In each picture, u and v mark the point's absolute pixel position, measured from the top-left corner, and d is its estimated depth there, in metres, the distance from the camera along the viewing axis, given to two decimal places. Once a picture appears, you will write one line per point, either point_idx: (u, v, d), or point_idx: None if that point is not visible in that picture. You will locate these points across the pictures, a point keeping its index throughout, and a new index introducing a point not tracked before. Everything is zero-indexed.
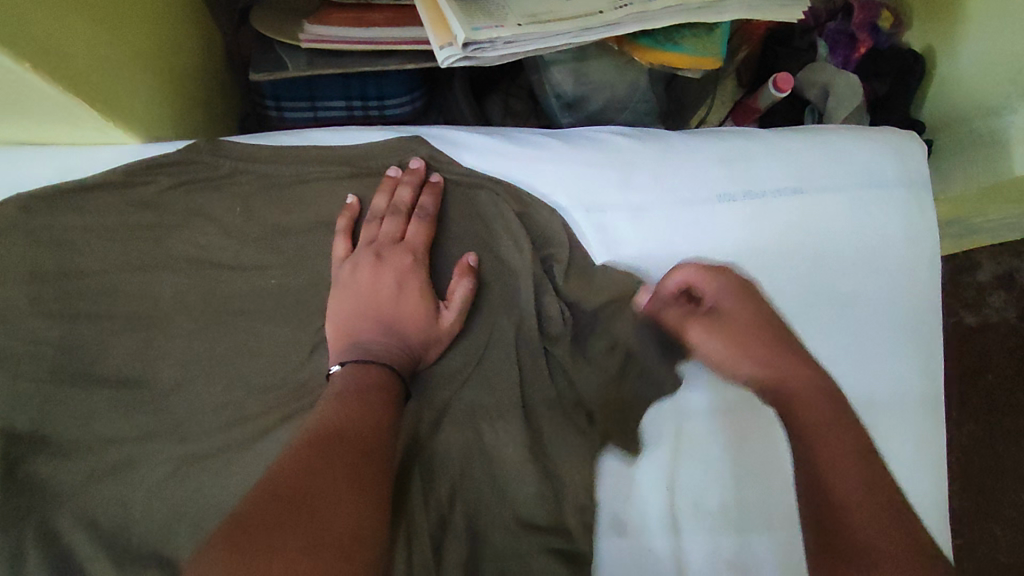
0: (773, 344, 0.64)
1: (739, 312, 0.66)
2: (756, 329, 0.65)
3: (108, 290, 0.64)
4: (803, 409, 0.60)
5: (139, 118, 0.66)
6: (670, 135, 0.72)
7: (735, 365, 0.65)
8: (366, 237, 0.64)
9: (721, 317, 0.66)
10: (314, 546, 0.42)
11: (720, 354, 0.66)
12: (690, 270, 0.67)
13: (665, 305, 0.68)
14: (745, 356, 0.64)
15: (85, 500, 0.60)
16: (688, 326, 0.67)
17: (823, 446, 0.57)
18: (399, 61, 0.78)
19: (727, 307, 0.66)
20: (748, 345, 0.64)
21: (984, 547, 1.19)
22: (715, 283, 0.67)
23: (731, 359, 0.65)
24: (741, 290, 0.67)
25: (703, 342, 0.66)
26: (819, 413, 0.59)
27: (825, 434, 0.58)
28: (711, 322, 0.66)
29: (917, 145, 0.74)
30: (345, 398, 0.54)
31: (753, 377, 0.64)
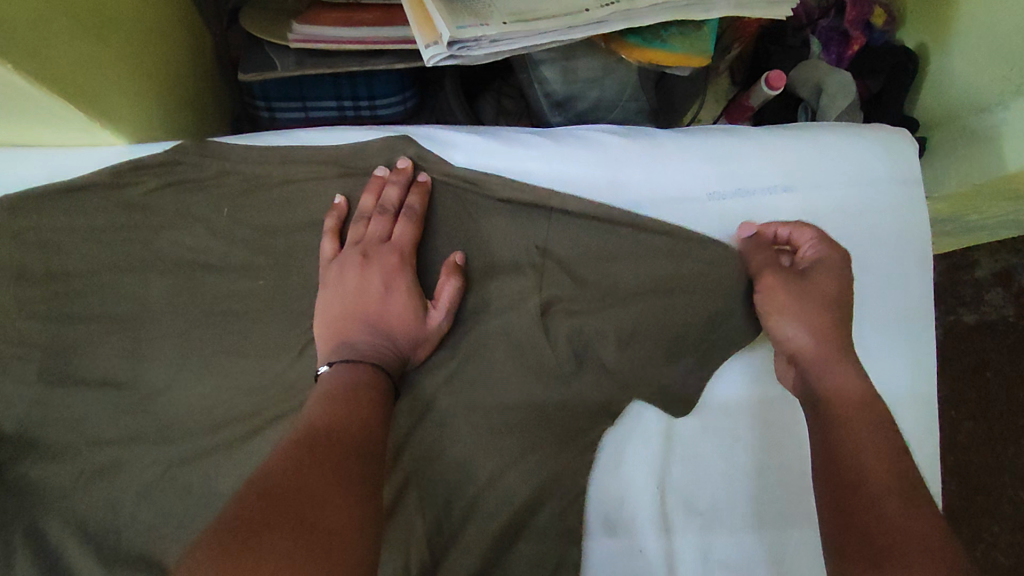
0: (829, 322, 0.65)
1: (828, 279, 0.66)
2: (831, 301, 0.66)
3: (96, 292, 0.64)
4: (845, 402, 0.61)
5: (126, 119, 0.66)
6: (661, 132, 0.71)
7: (780, 321, 0.66)
8: (354, 237, 0.64)
9: (815, 280, 0.66)
10: (303, 544, 0.41)
11: (778, 305, 0.65)
12: (810, 236, 0.68)
13: (756, 249, 0.67)
14: (799, 318, 0.65)
15: (72, 502, 0.60)
16: (766, 271, 0.66)
17: (851, 449, 0.58)
18: (388, 61, 0.77)
19: (818, 274, 0.66)
20: (808, 306, 0.65)
21: (981, 545, 1.19)
22: (826, 256, 0.67)
23: (782, 315, 0.65)
24: (836, 267, 0.67)
25: (773, 289, 0.66)
26: (851, 414, 0.60)
27: (855, 440, 0.58)
28: (790, 275, 0.66)
29: (910, 142, 0.74)
30: (333, 399, 0.54)
31: (804, 348, 0.65)
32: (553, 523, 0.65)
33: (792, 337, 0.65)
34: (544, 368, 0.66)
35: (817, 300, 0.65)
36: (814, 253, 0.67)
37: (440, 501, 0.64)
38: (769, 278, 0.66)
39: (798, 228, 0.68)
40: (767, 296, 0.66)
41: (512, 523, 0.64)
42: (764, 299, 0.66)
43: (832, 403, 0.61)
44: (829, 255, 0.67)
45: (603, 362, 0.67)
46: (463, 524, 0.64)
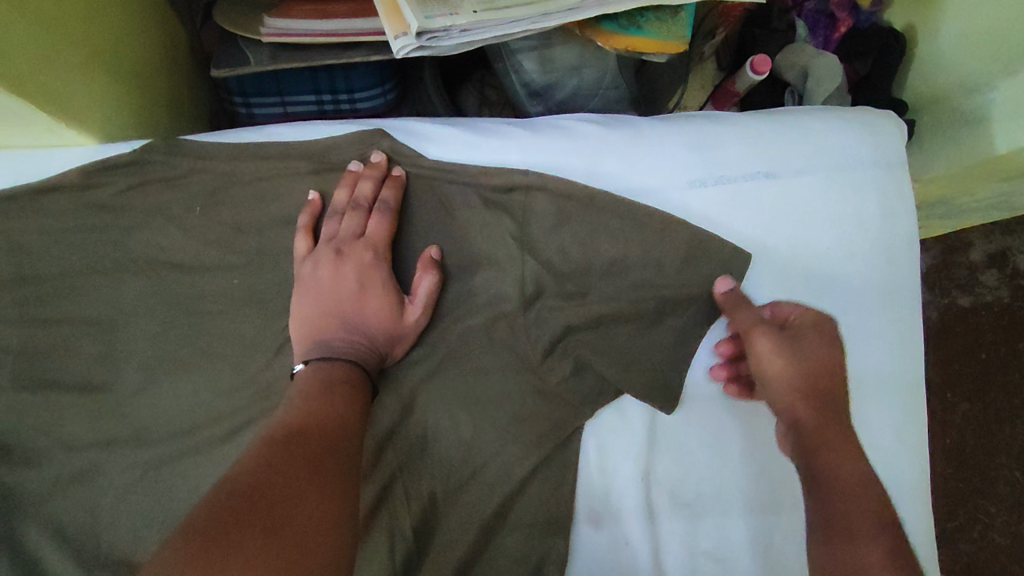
0: (818, 386, 0.63)
1: (814, 345, 0.64)
2: (818, 365, 0.63)
3: (69, 294, 0.64)
4: (838, 459, 0.59)
5: (95, 118, 0.65)
6: (639, 119, 0.70)
7: (773, 388, 0.64)
8: (328, 233, 0.63)
9: (800, 347, 0.63)
10: (273, 543, 0.40)
11: (775, 371, 0.63)
12: (794, 309, 0.65)
13: (739, 305, 0.64)
14: (793, 384, 0.63)
15: (49, 506, 0.60)
16: (753, 331, 0.64)
17: (834, 466, 0.59)
18: (363, 53, 0.75)
19: (805, 339, 0.63)
20: (796, 372, 0.63)
21: (977, 525, 1.18)
22: (813, 320, 0.64)
23: (776, 380, 0.63)
24: (824, 334, 0.64)
25: (764, 356, 0.63)
26: (843, 451, 0.60)
27: (851, 492, 0.57)
28: (779, 338, 0.63)
29: (894, 125, 0.73)
30: (309, 395, 0.54)
31: (796, 416, 0.63)
32: (537, 516, 0.65)
33: (781, 402, 0.63)
34: (526, 362, 0.65)
35: (807, 369, 0.63)
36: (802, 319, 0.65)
37: (422, 497, 0.63)
38: (760, 340, 0.63)
39: (779, 303, 0.66)
40: (761, 361, 0.63)
41: (494, 517, 0.64)
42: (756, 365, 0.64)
43: (828, 460, 0.59)
44: (815, 319, 0.64)
45: (586, 354, 0.66)
46: (445, 519, 0.63)
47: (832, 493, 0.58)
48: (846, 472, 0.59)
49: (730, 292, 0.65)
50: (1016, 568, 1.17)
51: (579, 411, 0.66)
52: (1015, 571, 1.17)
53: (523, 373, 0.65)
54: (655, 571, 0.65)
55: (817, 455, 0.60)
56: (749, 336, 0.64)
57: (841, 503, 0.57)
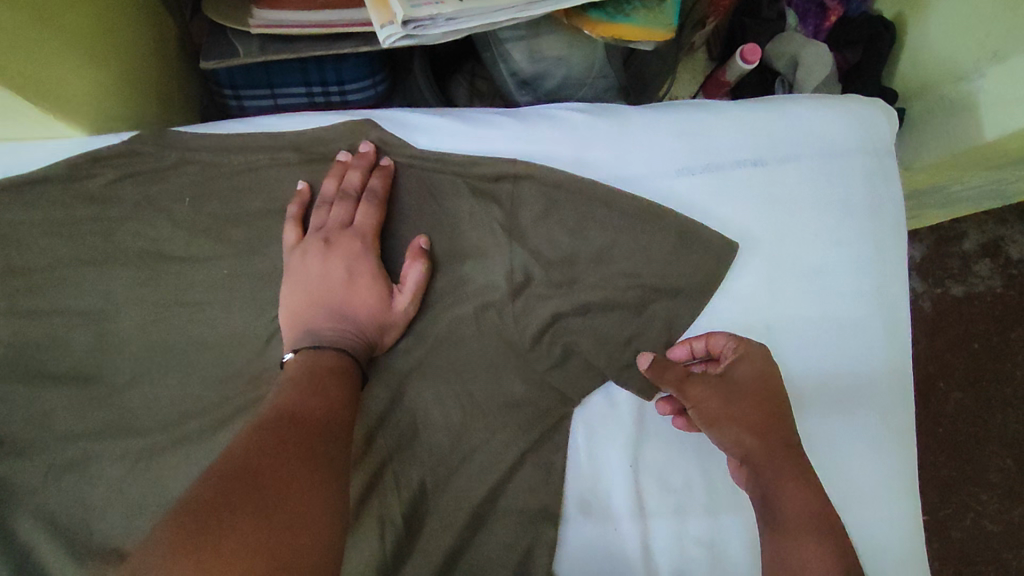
0: (763, 422, 0.60)
1: (751, 379, 0.61)
2: (749, 401, 0.60)
3: (59, 286, 0.64)
4: (788, 492, 0.57)
5: (84, 110, 0.65)
6: (627, 108, 0.70)
7: (716, 427, 0.61)
8: (317, 222, 0.63)
9: (736, 388, 0.61)
10: (263, 525, 0.41)
11: (712, 411, 0.61)
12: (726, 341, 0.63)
13: (667, 369, 0.62)
14: (734, 425, 0.60)
15: (41, 496, 0.60)
16: (688, 382, 0.62)
17: (779, 481, 0.58)
18: (352, 44, 0.74)
19: (738, 375, 0.61)
20: (739, 410, 0.60)
21: (969, 513, 1.19)
22: (744, 353, 0.62)
23: (713, 421, 0.61)
24: (762, 372, 0.61)
25: (703, 400, 0.61)
26: (794, 479, 0.57)
27: (799, 515, 0.56)
28: (714, 381, 0.61)
29: (881, 113, 0.73)
30: (298, 383, 0.54)
31: (741, 450, 0.60)
32: (527, 503, 0.65)
33: (727, 442, 0.61)
34: (516, 351, 0.66)
35: (750, 407, 0.60)
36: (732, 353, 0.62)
37: (413, 485, 0.63)
38: (694, 389, 0.61)
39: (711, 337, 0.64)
40: (701, 405, 0.61)
41: (484, 504, 0.64)
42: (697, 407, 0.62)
43: (768, 476, 0.58)
44: (750, 353, 0.62)
45: (573, 341, 0.67)
46: (436, 507, 0.64)
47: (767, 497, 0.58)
48: (793, 499, 0.57)
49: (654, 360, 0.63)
50: (1008, 555, 1.18)
51: (567, 399, 0.67)
52: (1007, 558, 1.18)
53: (512, 361, 0.66)
54: (645, 559, 0.65)
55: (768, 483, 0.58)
56: (685, 383, 0.62)
57: (783, 520, 0.56)
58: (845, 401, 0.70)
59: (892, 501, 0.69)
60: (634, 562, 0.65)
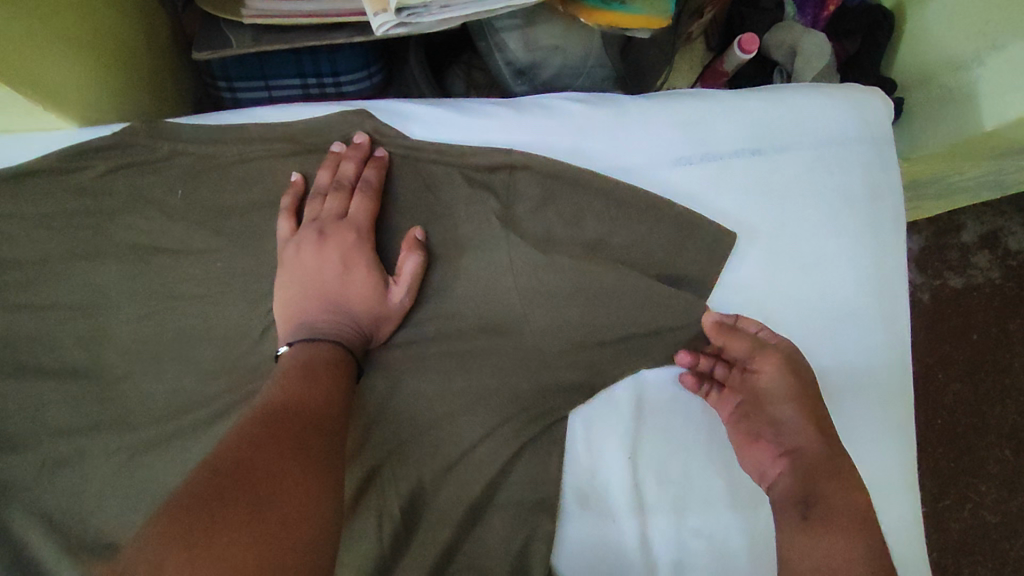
0: (818, 416, 0.63)
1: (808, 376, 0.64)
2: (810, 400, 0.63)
3: (51, 280, 0.63)
4: (836, 492, 0.60)
5: (75, 101, 0.64)
6: (623, 97, 0.69)
7: (775, 407, 0.64)
8: (311, 214, 0.63)
9: (799, 379, 0.63)
10: (257, 521, 0.40)
11: (778, 392, 0.64)
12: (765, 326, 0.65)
13: (732, 337, 0.64)
14: (798, 409, 0.63)
15: (35, 490, 0.60)
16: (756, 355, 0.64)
17: (826, 484, 0.60)
18: (348, 34, 0.73)
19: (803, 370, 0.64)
20: (803, 406, 0.63)
21: (968, 504, 1.19)
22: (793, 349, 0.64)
23: (779, 400, 0.64)
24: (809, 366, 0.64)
25: (770, 375, 0.64)
26: (843, 480, 0.61)
27: (845, 515, 0.59)
28: (786, 363, 0.63)
29: (880, 102, 0.73)
30: (293, 376, 0.53)
31: (799, 445, 0.62)
32: (525, 497, 0.65)
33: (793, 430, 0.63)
34: (515, 343, 0.65)
35: (810, 400, 0.63)
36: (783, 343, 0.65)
37: (410, 478, 0.63)
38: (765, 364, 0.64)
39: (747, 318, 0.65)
40: (771, 381, 0.64)
41: (482, 497, 0.64)
42: (760, 383, 0.65)
43: (815, 480, 0.61)
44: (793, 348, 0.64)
45: (573, 333, 0.66)
46: (434, 500, 0.64)
47: (813, 500, 0.60)
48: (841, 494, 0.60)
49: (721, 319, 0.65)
50: (1006, 545, 1.18)
51: (566, 392, 0.66)
52: (1006, 548, 1.18)
53: (510, 353, 0.66)
54: (643, 550, 0.65)
55: (817, 481, 0.61)
56: (750, 357, 0.64)
57: (830, 516, 0.59)
58: (844, 391, 0.69)
59: (891, 491, 0.69)
60: (632, 553, 0.65)
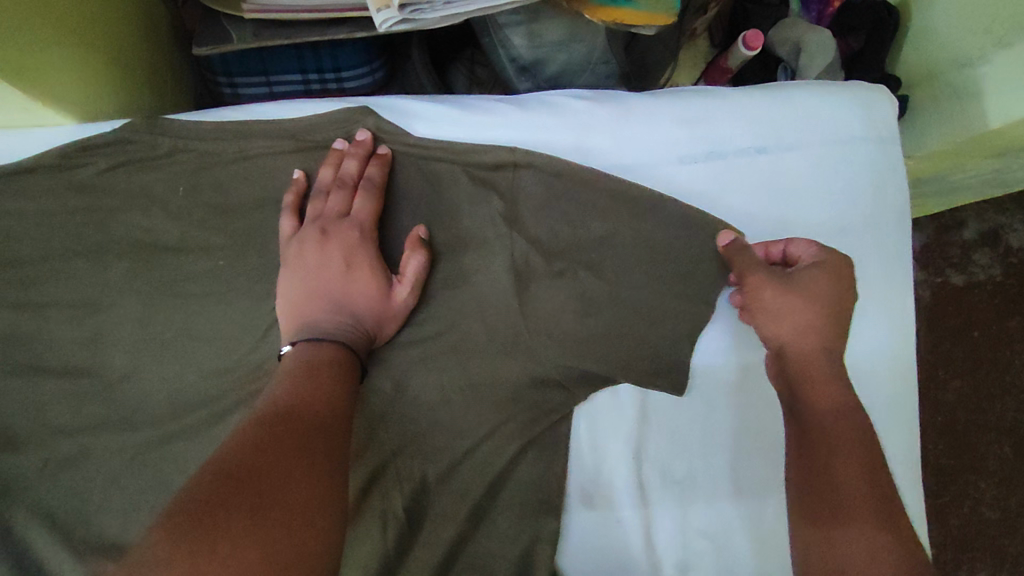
0: (816, 322, 0.61)
1: (814, 281, 0.62)
2: (799, 304, 0.61)
3: (51, 278, 0.63)
4: (827, 398, 0.59)
5: (74, 97, 0.63)
6: (628, 95, 0.69)
7: (760, 313, 0.63)
8: (313, 212, 0.62)
9: (792, 288, 0.62)
10: (261, 524, 0.40)
11: (762, 300, 0.62)
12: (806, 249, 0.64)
13: (734, 256, 0.64)
14: (782, 316, 0.62)
15: (38, 489, 0.60)
16: (749, 272, 0.63)
17: (829, 435, 0.57)
18: (347, 29, 0.71)
19: (810, 278, 0.62)
20: (791, 312, 0.62)
21: (967, 501, 1.20)
22: (821, 262, 0.63)
23: (762, 307, 0.63)
24: (831, 273, 0.63)
25: (756, 289, 0.62)
26: (847, 425, 0.57)
27: (849, 466, 0.55)
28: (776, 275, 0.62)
29: (886, 100, 0.72)
30: (297, 375, 0.53)
31: (783, 349, 0.62)
32: (528, 496, 0.65)
33: (772, 335, 0.63)
34: (518, 342, 0.65)
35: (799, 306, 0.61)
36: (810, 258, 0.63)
37: (414, 478, 0.63)
38: (755, 284, 0.62)
39: (794, 241, 0.64)
40: (755, 292, 0.62)
41: (486, 496, 0.64)
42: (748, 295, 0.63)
43: (817, 431, 0.57)
44: (825, 259, 0.63)
45: (575, 332, 0.65)
46: (437, 499, 0.63)
47: (819, 454, 0.56)
48: (829, 397, 0.59)
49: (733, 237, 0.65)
50: (1005, 541, 1.19)
51: (570, 391, 0.66)
52: (1005, 544, 1.19)
53: (514, 353, 0.65)
54: (648, 549, 0.65)
55: (802, 384, 0.60)
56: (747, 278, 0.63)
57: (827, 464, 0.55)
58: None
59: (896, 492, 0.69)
60: (637, 553, 0.65)
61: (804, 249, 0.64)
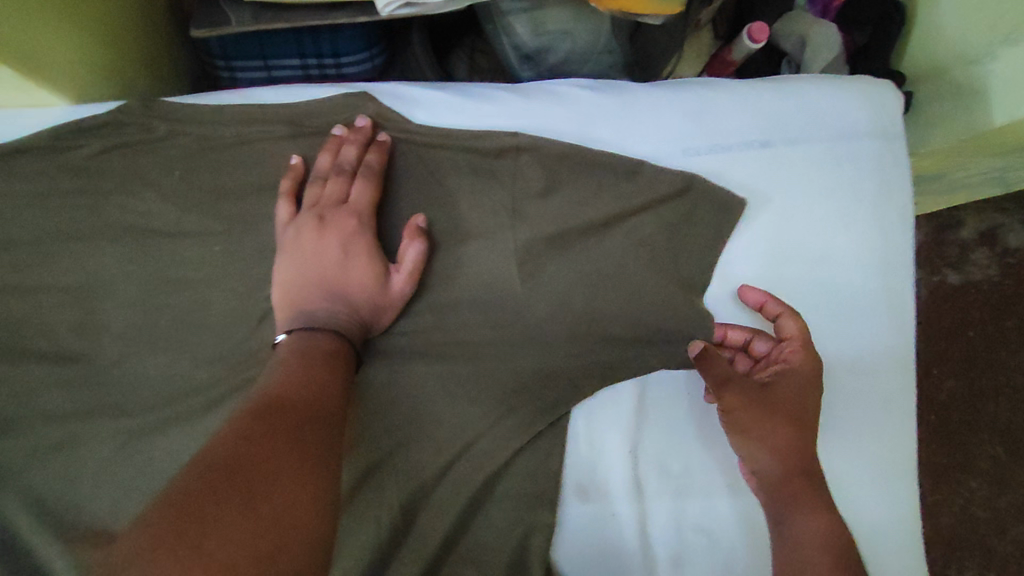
0: (794, 444, 0.62)
1: (792, 394, 0.64)
2: (790, 424, 0.63)
3: (44, 263, 0.62)
4: (783, 433, 0.62)
5: (68, 77, 0.62)
6: (632, 85, 0.68)
7: (752, 438, 0.62)
8: (311, 198, 0.61)
9: (780, 394, 0.64)
10: (251, 517, 0.39)
11: (752, 425, 0.62)
12: (796, 331, 0.65)
13: (713, 367, 0.62)
14: (770, 445, 0.62)
15: (30, 475, 0.59)
16: (733, 398, 0.62)
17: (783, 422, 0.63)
18: (348, 14, 0.70)
19: (781, 390, 0.64)
20: (777, 430, 0.62)
21: (958, 500, 1.20)
22: (800, 359, 0.64)
23: (749, 432, 0.62)
24: (807, 385, 0.64)
25: (742, 418, 0.62)
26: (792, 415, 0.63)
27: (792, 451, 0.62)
28: (753, 398, 0.63)
29: (892, 95, 0.71)
30: (290, 364, 0.52)
31: (756, 455, 0.62)
32: (525, 490, 0.64)
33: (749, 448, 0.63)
34: (518, 334, 0.64)
35: (780, 414, 0.63)
36: (785, 358, 0.65)
37: (408, 469, 0.62)
38: (737, 406, 0.62)
39: (785, 318, 0.65)
40: (739, 424, 0.62)
41: (482, 490, 0.63)
42: (735, 419, 0.63)
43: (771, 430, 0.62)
44: (797, 367, 0.64)
45: (573, 324, 0.65)
46: (433, 491, 0.63)
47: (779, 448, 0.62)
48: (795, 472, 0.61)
49: (706, 351, 0.62)
50: (994, 540, 1.19)
51: (569, 385, 0.65)
52: (994, 543, 1.19)
53: (513, 346, 0.64)
54: (643, 544, 0.65)
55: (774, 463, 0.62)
56: (725, 394, 0.62)
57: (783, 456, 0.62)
58: (840, 375, 0.69)
59: (890, 488, 0.69)
60: (633, 548, 0.65)
61: (788, 323, 0.65)
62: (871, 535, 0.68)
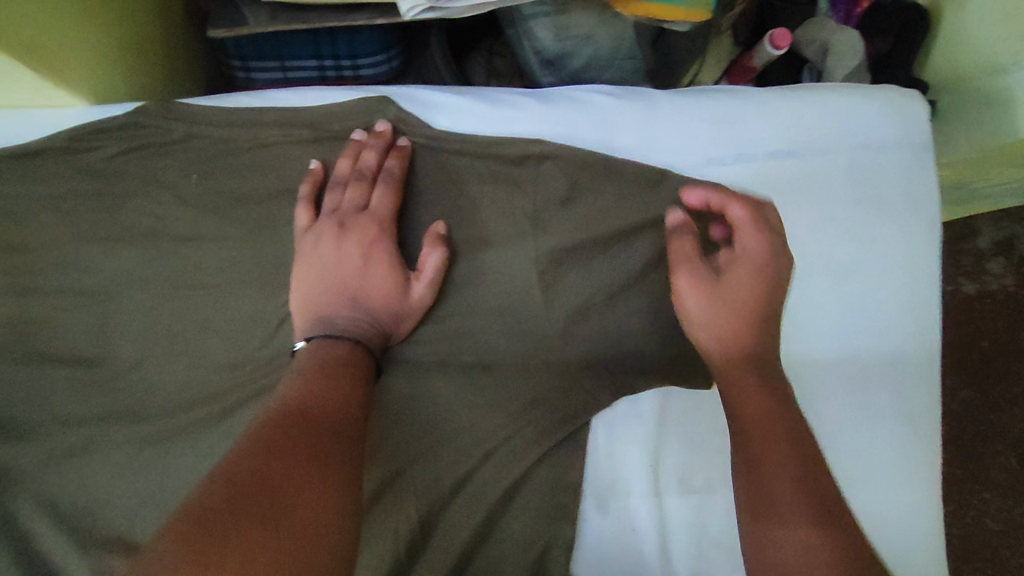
0: (766, 438, 0.56)
1: (747, 281, 0.62)
2: (741, 314, 0.61)
3: (59, 265, 0.62)
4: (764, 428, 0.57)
5: (85, 77, 0.62)
6: (656, 92, 0.67)
7: (698, 324, 0.62)
8: (331, 204, 0.61)
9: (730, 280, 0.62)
10: (270, 536, 0.37)
11: (703, 314, 0.61)
12: (744, 217, 0.62)
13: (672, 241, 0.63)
14: (714, 326, 0.61)
15: (43, 480, 0.59)
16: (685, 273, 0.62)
17: (759, 415, 0.58)
18: (367, 15, 0.69)
19: (734, 279, 0.62)
20: (726, 322, 0.61)
21: (971, 511, 1.18)
22: (754, 238, 0.62)
23: (697, 312, 0.62)
24: (761, 268, 0.62)
25: (687, 294, 0.62)
26: (765, 403, 0.58)
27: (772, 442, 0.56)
28: (705, 278, 0.61)
29: (921, 105, 0.70)
30: (309, 375, 0.51)
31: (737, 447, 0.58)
32: (541, 502, 0.63)
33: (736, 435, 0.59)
34: (535, 344, 0.63)
35: (729, 308, 0.61)
36: (743, 241, 0.62)
37: (424, 480, 0.61)
38: (687, 284, 0.62)
39: (731, 205, 0.63)
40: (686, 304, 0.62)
41: (498, 501, 0.62)
42: (686, 305, 0.62)
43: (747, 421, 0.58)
44: (749, 252, 0.62)
45: (591, 335, 0.64)
46: (449, 502, 0.62)
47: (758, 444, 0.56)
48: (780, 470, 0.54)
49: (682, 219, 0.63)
50: (1007, 553, 1.17)
51: (586, 396, 0.64)
52: (1006, 556, 1.17)
53: (530, 355, 0.63)
54: (662, 558, 0.64)
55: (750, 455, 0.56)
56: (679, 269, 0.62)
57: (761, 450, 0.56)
58: (862, 390, 0.68)
59: (914, 505, 0.67)
60: (653, 562, 0.64)
61: (737, 209, 0.63)
62: (892, 553, 0.66)
